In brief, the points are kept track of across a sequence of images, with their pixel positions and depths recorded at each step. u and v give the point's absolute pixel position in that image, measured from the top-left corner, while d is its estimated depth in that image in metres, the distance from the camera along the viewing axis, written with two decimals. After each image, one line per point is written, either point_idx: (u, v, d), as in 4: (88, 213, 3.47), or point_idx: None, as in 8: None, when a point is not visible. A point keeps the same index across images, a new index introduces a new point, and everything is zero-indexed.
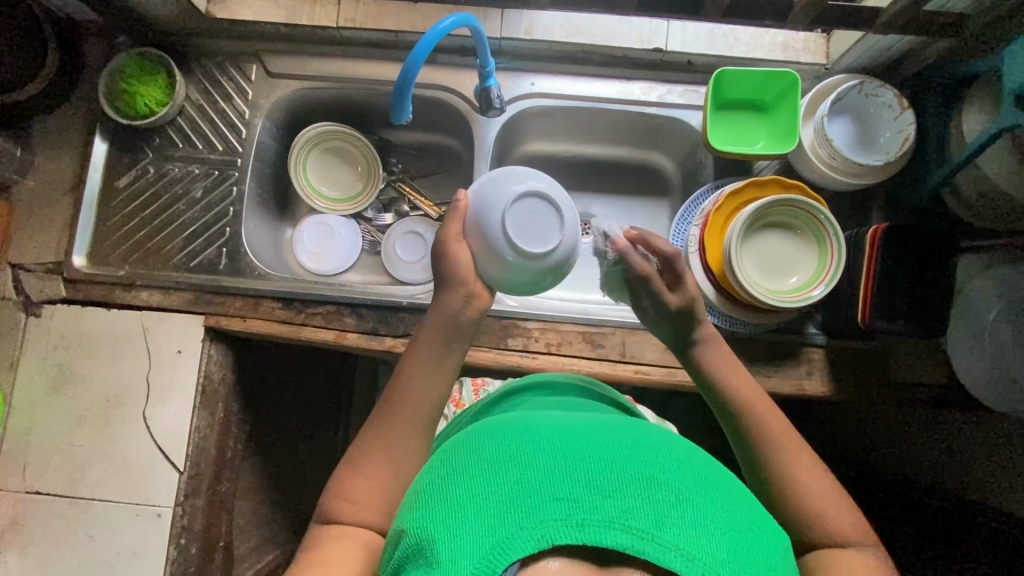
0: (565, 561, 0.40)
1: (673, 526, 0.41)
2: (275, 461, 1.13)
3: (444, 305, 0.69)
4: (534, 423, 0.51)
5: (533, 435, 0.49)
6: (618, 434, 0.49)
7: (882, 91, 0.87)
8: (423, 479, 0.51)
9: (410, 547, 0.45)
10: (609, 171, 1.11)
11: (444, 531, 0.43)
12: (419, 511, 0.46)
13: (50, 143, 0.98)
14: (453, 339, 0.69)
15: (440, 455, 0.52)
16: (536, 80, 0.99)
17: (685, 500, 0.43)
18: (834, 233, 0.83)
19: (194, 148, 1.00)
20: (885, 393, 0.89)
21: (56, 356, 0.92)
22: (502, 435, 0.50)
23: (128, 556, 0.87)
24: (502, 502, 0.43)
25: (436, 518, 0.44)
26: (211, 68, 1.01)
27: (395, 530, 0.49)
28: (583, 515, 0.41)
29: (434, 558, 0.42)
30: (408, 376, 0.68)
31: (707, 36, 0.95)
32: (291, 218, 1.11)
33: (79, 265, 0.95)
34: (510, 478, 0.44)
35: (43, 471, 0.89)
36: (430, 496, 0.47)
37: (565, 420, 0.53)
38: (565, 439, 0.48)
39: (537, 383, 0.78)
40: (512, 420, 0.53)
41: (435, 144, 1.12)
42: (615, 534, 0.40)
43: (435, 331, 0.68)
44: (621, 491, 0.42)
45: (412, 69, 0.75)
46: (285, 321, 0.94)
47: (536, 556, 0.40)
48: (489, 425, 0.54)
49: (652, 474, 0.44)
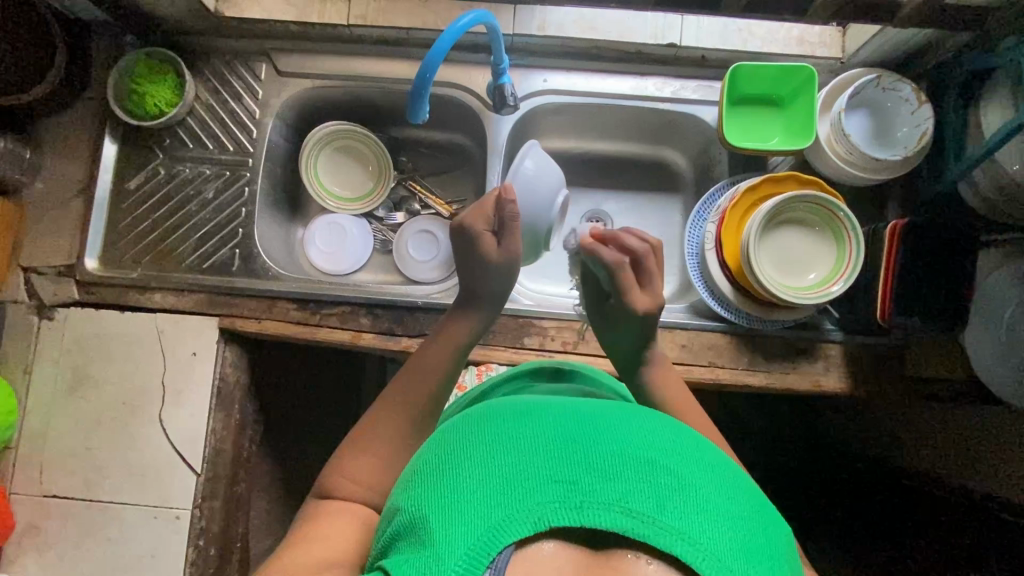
0: (557, 543, 0.41)
1: (674, 509, 0.41)
2: (288, 461, 1.13)
3: (471, 310, 0.74)
4: (535, 404, 0.51)
5: (533, 415, 0.48)
6: (620, 417, 0.49)
7: (900, 86, 0.87)
8: (419, 458, 0.50)
9: (403, 524, 0.44)
10: (622, 166, 1.10)
11: (439, 511, 0.42)
12: (414, 489, 0.46)
13: (58, 143, 0.98)
14: (470, 347, 0.74)
15: (436, 434, 0.52)
16: (548, 76, 0.98)
17: (687, 484, 0.43)
18: (853, 229, 0.83)
19: (205, 148, 0.99)
20: (902, 389, 0.89)
21: (70, 360, 0.91)
22: (500, 414, 0.49)
23: (147, 559, 0.87)
24: (500, 482, 0.43)
25: (431, 496, 0.44)
26: (221, 68, 1.00)
27: (388, 509, 0.49)
28: (583, 497, 0.41)
29: (428, 538, 0.41)
30: (431, 358, 0.71)
31: (721, 30, 0.95)
32: (302, 218, 1.10)
33: (91, 268, 0.95)
34: (509, 459, 0.44)
35: (60, 474, 0.89)
36: (425, 474, 0.46)
37: (568, 402, 0.52)
38: (565, 421, 0.47)
39: (543, 369, 0.78)
40: (513, 400, 0.53)
41: (447, 142, 1.12)
42: (614, 516, 0.40)
43: (459, 335, 0.73)
44: (620, 474, 0.42)
45: (430, 67, 0.74)
46: (300, 323, 0.93)
47: (530, 538, 0.40)
48: (485, 405, 0.53)
49: (654, 458, 0.44)
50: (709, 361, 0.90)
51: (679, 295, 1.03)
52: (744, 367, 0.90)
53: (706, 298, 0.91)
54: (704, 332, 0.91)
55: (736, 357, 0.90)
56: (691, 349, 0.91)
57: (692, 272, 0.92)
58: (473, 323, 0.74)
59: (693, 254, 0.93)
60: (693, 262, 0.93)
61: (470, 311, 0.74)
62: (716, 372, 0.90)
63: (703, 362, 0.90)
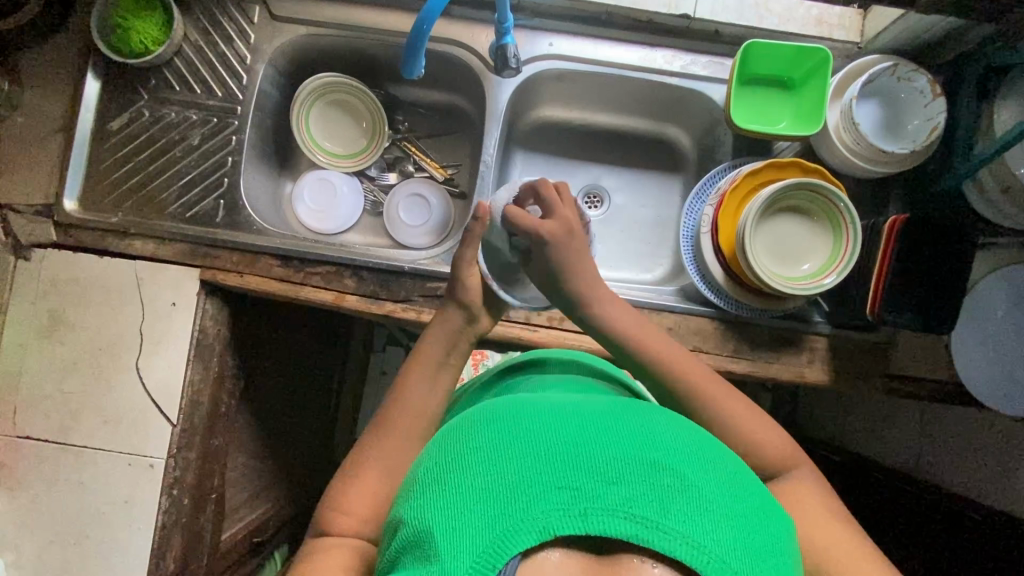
0: (562, 552, 0.41)
1: (678, 512, 0.41)
2: (268, 416, 1.13)
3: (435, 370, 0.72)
4: (535, 407, 0.51)
5: (533, 420, 0.48)
6: (620, 416, 0.49)
7: (916, 76, 0.84)
8: (420, 467, 0.50)
9: (409, 538, 0.45)
10: (624, 143, 1.07)
11: (443, 525, 0.42)
12: (416, 501, 0.46)
13: (38, 77, 0.93)
14: (451, 356, 0.74)
15: (434, 442, 0.52)
16: (554, 40, 0.94)
17: (688, 485, 0.43)
18: (850, 218, 0.81)
19: (192, 92, 0.95)
20: (886, 386, 0.89)
21: (47, 302, 0.89)
22: (494, 420, 0.50)
23: (121, 506, 0.87)
24: (503, 491, 0.43)
25: (434, 508, 0.44)
26: (210, 7, 0.95)
27: (392, 520, 0.49)
28: (586, 504, 0.41)
29: (434, 553, 0.41)
30: (412, 382, 0.70)
31: (738, 5, 0.91)
32: (292, 172, 1.07)
33: (70, 210, 0.92)
34: (509, 467, 0.44)
35: (34, 416, 0.88)
36: (426, 484, 0.47)
37: (568, 402, 0.52)
38: (567, 425, 0.47)
39: (534, 361, 0.79)
40: (512, 403, 0.53)
41: (446, 103, 1.08)
42: (620, 523, 0.40)
43: (437, 366, 0.72)
44: (622, 478, 0.43)
45: (427, 19, 0.70)
46: (283, 280, 0.91)
47: (536, 548, 0.41)
48: (485, 408, 0.53)
49: (653, 460, 0.44)
50: (695, 346, 0.89)
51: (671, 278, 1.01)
52: (729, 353, 0.89)
53: (697, 283, 0.90)
54: (692, 317, 0.90)
55: (722, 343, 0.90)
56: (678, 333, 0.90)
57: (685, 257, 0.90)
58: (444, 377, 0.73)
59: (688, 236, 0.91)
60: (687, 246, 0.91)
61: (445, 316, 0.75)
62: (702, 357, 0.89)
63: (689, 346, 0.90)
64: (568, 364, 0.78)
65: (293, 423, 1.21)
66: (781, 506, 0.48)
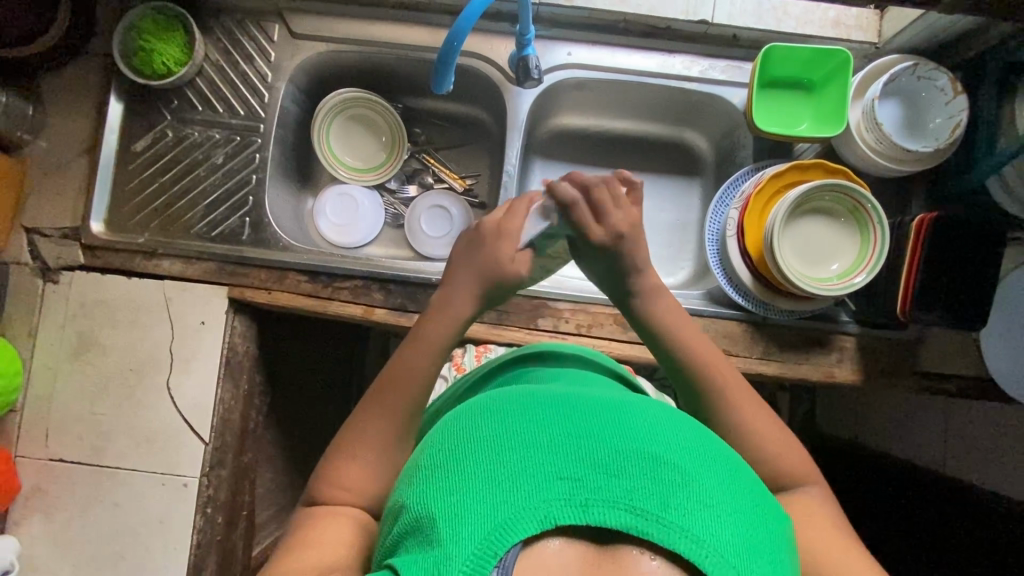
0: (562, 540, 0.41)
1: (678, 506, 0.41)
2: (294, 431, 1.14)
3: (442, 363, 0.67)
4: (541, 398, 0.51)
5: (539, 411, 0.48)
6: (624, 411, 0.49)
7: (936, 75, 0.84)
8: (423, 453, 0.50)
9: (409, 523, 0.45)
10: (641, 148, 1.08)
11: (444, 510, 0.42)
12: (418, 486, 0.46)
13: (62, 101, 0.94)
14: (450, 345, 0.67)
15: (437, 429, 0.52)
16: (572, 49, 0.95)
17: (689, 479, 0.43)
18: (879, 219, 0.82)
19: (214, 111, 0.96)
20: (916, 383, 0.89)
21: (76, 324, 0.90)
22: (499, 410, 0.50)
23: (155, 526, 0.87)
24: (505, 478, 0.43)
25: (436, 494, 0.44)
26: (232, 27, 0.96)
27: (394, 505, 0.49)
28: (588, 495, 0.41)
29: (436, 536, 0.41)
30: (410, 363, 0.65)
31: (755, 9, 0.91)
32: (312, 187, 1.08)
33: (97, 231, 0.92)
34: (512, 455, 0.44)
35: (65, 438, 0.88)
36: (428, 471, 0.47)
37: (575, 394, 0.52)
38: (573, 418, 0.47)
39: (542, 352, 0.76)
40: (517, 394, 0.53)
41: (465, 115, 1.08)
42: (619, 514, 0.41)
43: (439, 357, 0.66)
44: (625, 470, 0.43)
45: (457, 36, 0.70)
46: (311, 295, 0.92)
47: (536, 535, 0.40)
48: (490, 397, 0.53)
49: (656, 453, 0.44)
50: (725, 349, 0.89)
51: (695, 281, 1.01)
52: (758, 355, 0.90)
53: (724, 285, 0.89)
54: (720, 320, 0.91)
55: (751, 345, 0.90)
56: (707, 336, 0.90)
57: (710, 257, 0.91)
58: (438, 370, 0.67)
59: (714, 240, 0.91)
60: (713, 250, 0.91)
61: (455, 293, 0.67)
62: (731, 359, 0.89)
63: (717, 349, 0.90)
64: (576, 359, 0.76)
65: (317, 437, 1.21)
66: (778, 507, 0.48)
